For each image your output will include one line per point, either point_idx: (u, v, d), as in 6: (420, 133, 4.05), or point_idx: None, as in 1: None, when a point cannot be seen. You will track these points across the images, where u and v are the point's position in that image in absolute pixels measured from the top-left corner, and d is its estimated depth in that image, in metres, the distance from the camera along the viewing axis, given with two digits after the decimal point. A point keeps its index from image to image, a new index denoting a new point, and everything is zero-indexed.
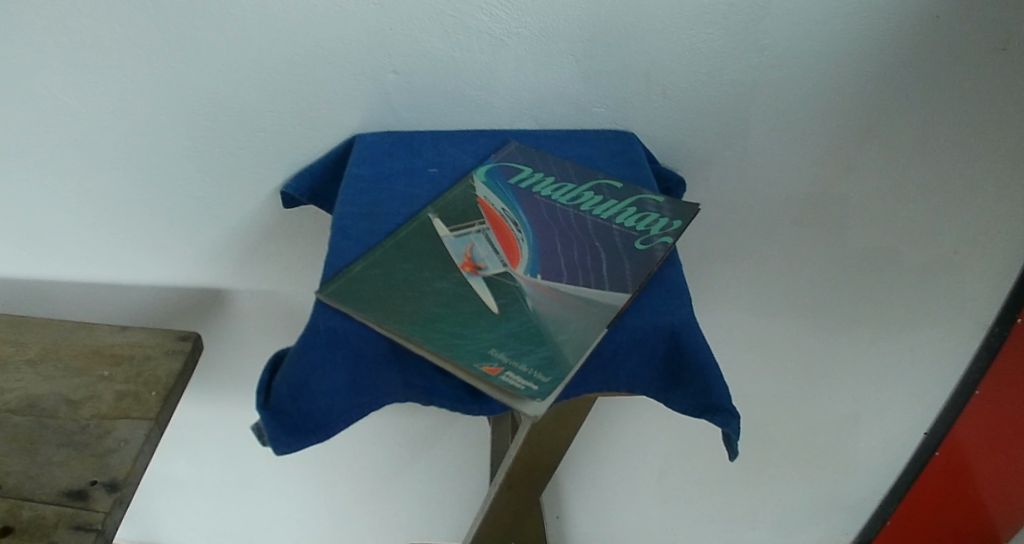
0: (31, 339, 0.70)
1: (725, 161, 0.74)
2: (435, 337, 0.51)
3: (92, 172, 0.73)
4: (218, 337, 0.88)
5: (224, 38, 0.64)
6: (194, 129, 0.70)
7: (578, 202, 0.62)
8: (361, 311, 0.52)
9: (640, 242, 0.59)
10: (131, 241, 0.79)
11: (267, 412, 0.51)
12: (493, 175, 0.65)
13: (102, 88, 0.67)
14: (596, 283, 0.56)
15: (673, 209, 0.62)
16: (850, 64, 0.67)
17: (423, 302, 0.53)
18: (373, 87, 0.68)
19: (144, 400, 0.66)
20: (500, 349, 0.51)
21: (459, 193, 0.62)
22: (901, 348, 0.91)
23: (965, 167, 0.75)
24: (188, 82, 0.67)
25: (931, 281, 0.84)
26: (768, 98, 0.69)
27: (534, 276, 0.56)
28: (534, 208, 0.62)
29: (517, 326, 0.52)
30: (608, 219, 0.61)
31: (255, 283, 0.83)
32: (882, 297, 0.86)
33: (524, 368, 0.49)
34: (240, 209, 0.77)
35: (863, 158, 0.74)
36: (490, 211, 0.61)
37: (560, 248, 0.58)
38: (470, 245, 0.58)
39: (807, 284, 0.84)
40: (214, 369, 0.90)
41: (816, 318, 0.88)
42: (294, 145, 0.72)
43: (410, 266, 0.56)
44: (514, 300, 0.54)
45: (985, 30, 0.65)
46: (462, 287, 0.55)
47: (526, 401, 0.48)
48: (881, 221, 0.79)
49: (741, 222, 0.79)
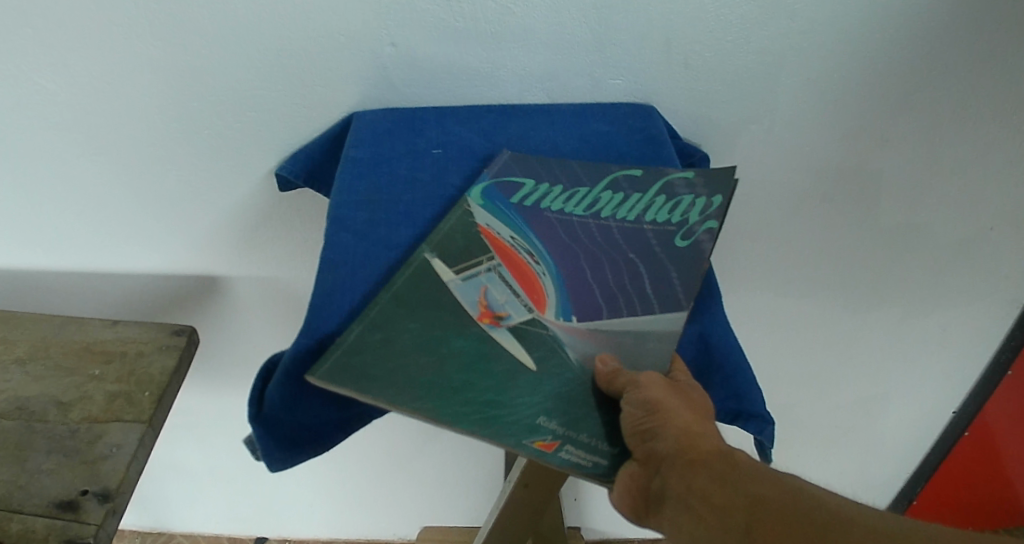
0: (21, 336, 0.68)
1: (751, 135, 0.71)
2: (473, 415, 0.44)
3: (76, 159, 0.68)
4: (223, 322, 0.85)
5: (205, 12, 0.59)
6: (178, 110, 0.65)
7: (598, 210, 0.55)
8: (375, 393, 0.44)
9: (682, 237, 0.54)
10: (116, 228, 0.75)
11: (260, 423, 0.48)
12: (490, 196, 0.56)
13: (76, 72, 0.61)
14: (644, 309, 0.50)
15: (708, 183, 0.57)
16: (881, 31, 0.64)
17: (442, 367, 0.46)
18: (369, 61, 0.63)
19: (137, 401, 0.64)
20: (551, 417, 0.45)
21: (455, 222, 0.54)
22: (931, 325, 0.91)
23: (1004, 139, 0.73)
24: (167, 59, 0.61)
25: (965, 258, 0.84)
26: (796, 68, 0.66)
27: (569, 319, 0.50)
28: (548, 228, 0.54)
29: (562, 384, 0.47)
30: (639, 221, 0.55)
31: (256, 266, 0.79)
32: (913, 276, 0.86)
33: (584, 440, 0.45)
34: (233, 191, 0.72)
35: (899, 132, 0.72)
36: (497, 243, 0.53)
37: (592, 275, 0.52)
38: (482, 289, 0.50)
39: (833, 261, 0.84)
40: (218, 354, 0.88)
41: (845, 296, 0.87)
42: (289, 125, 0.66)
43: (413, 324, 0.48)
44: (552, 353, 0.48)
45: None
46: (486, 343, 0.47)
47: (592, 478, 0.44)
48: (909, 194, 0.77)
49: (766, 201, 0.78)
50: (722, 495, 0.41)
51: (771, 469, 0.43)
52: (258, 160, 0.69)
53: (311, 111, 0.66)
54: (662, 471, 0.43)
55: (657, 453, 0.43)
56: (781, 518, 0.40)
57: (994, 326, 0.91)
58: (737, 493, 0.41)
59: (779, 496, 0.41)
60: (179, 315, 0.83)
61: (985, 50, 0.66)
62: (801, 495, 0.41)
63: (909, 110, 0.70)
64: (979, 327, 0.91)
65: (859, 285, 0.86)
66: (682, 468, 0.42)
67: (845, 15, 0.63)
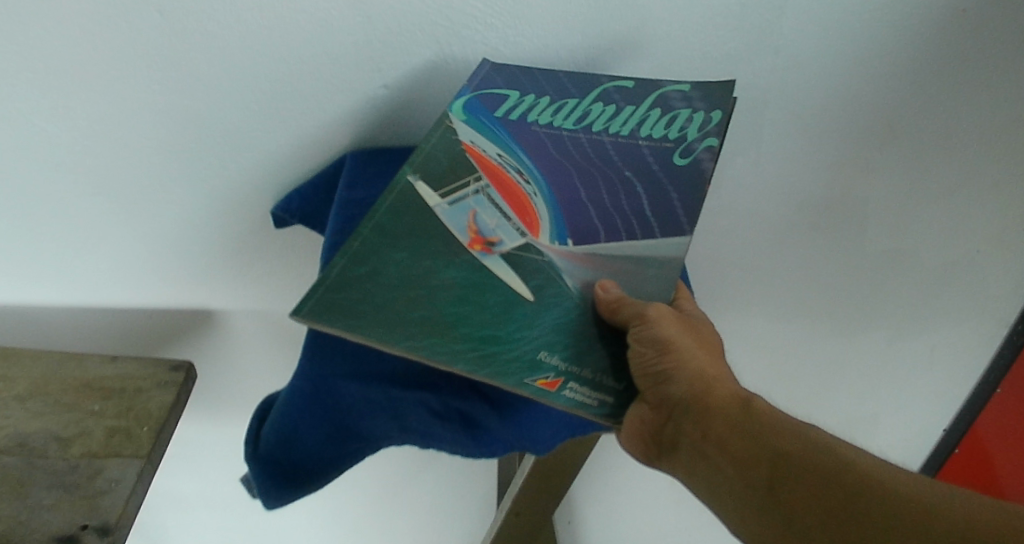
0: (19, 373, 0.69)
1: (737, 167, 0.74)
2: (474, 354, 0.49)
3: (81, 201, 0.69)
4: (230, 340, 0.88)
5: (205, 60, 0.60)
6: (182, 151, 0.67)
7: (589, 123, 0.59)
8: (368, 333, 0.48)
9: (680, 155, 0.57)
10: (121, 262, 0.76)
11: (257, 459, 0.61)
12: (473, 110, 0.59)
13: (76, 119, 0.62)
14: (645, 233, 0.55)
15: (704, 96, 0.59)
16: (864, 72, 0.66)
17: (436, 301, 0.50)
18: (368, 91, 0.64)
19: (136, 437, 0.66)
20: (551, 352, 0.50)
21: (440, 141, 0.57)
22: (918, 347, 0.91)
23: (989, 166, 0.73)
24: (170, 103, 0.62)
25: (948, 281, 0.84)
26: (780, 104, 0.69)
27: (566, 243, 0.54)
28: (536, 143, 0.58)
29: (560, 315, 0.51)
30: (634, 136, 0.58)
31: (262, 285, 0.82)
32: (896, 296, 0.87)
33: (585, 375, 0.49)
34: (238, 221, 0.74)
35: (883, 159, 0.73)
36: (485, 164, 0.57)
37: (586, 195, 0.56)
38: (471, 213, 0.54)
39: (818, 283, 0.87)
40: (225, 371, 0.91)
41: (830, 315, 0.91)
42: (292, 156, 0.69)
43: (400, 253, 0.52)
44: (548, 281, 0.52)
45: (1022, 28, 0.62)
46: (479, 271, 0.52)
47: (596, 415, 0.49)
48: (893, 219, 0.78)
49: (751, 227, 0.81)
50: (727, 439, 0.49)
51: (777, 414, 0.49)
52: (257, 184, 0.71)
53: (309, 137, 0.68)
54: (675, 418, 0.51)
55: (669, 393, 0.50)
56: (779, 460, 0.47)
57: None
58: (742, 437, 0.49)
59: (779, 440, 0.48)
60: (186, 339, 0.86)
61: (973, 82, 0.66)
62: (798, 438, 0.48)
63: (892, 144, 0.72)
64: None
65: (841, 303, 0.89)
66: (690, 409, 0.51)
67: (829, 55, 0.64)
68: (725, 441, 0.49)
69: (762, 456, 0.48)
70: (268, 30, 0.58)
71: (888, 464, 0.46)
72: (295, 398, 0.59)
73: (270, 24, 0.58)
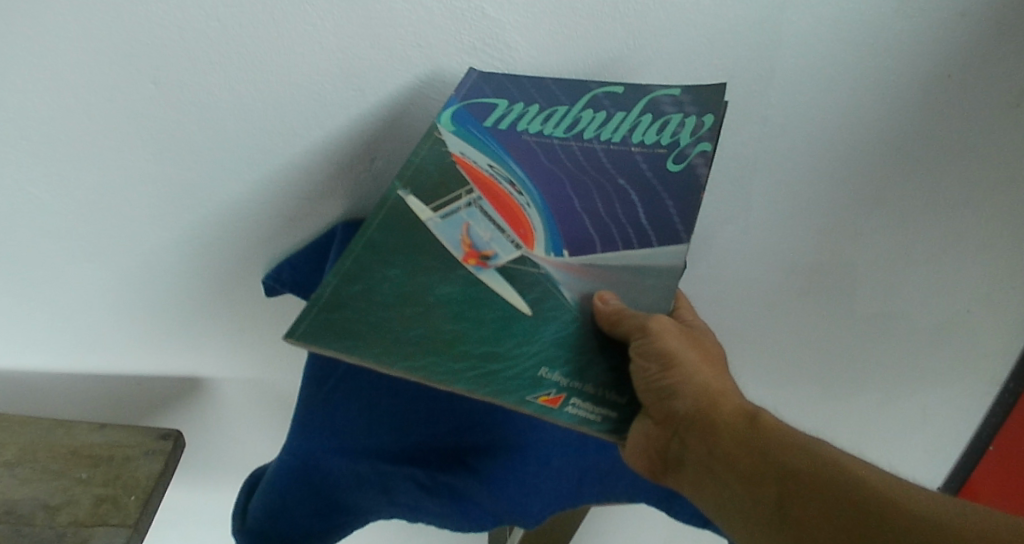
0: (11, 438, 0.70)
1: (728, 235, 0.76)
2: (472, 371, 0.48)
3: (87, 270, 0.71)
4: (234, 403, 0.88)
5: (216, 129, 0.62)
6: (188, 220, 0.68)
7: (580, 131, 0.59)
8: (363, 355, 0.48)
9: (674, 160, 0.57)
10: (123, 329, 0.77)
11: (244, 532, 0.62)
12: (462, 121, 0.59)
13: (88, 188, 0.64)
14: (641, 241, 0.54)
15: (695, 100, 0.59)
16: (848, 141, 0.69)
17: (431, 318, 0.51)
18: (365, 153, 0.66)
19: (123, 505, 0.66)
20: (552, 368, 0.49)
21: (430, 152, 0.58)
22: (916, 406, 0.98)
23: (972, 222, 0.76)
24: (179, 171, 0.64)
25: (947, 334, 0.88)
26: (769, 173, 0.71)
27: (560, 254, 0.54)
28: (527, 152, 0.58)
29: (560, 328, 0.51)
30: (626, 143, 0.58)
31: (265, 351, 0.82)
32: (887, 355, 0.91)
33: (588, 392, 0.49)
34: (241, 287, 0.75)
35: (871, 224, 0.76)
36: (476, 175, 0.57)
37: (579, 203, 0.56)
38: (465, 226, 0.55)
39: (812, 343, 0.90)
40: (230, 429, 0.91)
41: (822, 371, 0.93)
42: (296, 222, 0.70)
43: (394, 270, 0.53)
44: (546, 294, 0.52)
45: (997, 94, 0.65)
46: (473, 284, 0.52)
47: (599, 431, 0.48)
48: (883, 277, 0.81)
49: (744, 294, 0.83)
50: (739, 459, 0.49)
51: (788, 431, 0.50)
52: (258, 251, 0.72)
53: (311, 202, 0.69)
54: (682, 436, 0.51)
55: (674, 410, 0.50)
56: (796, 481, 0.48)
57: (978, 391, 0.96)
58: (755, 457, 0.49)
59: (793, 461, 0.48)
60: (187, 404, 0.87)
61: (954, 144, 0.69)
62: (812, 457, 0.48)
63: (881, 207, 0.74)
64: (961, 388, 0.96)
65: (831, 355, 0.91)
66: (697, 424, 0.51)
67: (815, 125, 0.67)
68: (731, 458, 0.50)
69: (779, 479, 0.48)
70: (263, 100, 0.61)
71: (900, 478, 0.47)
72: (285, 472, 0.63)
73: (266, 95, 0.60)
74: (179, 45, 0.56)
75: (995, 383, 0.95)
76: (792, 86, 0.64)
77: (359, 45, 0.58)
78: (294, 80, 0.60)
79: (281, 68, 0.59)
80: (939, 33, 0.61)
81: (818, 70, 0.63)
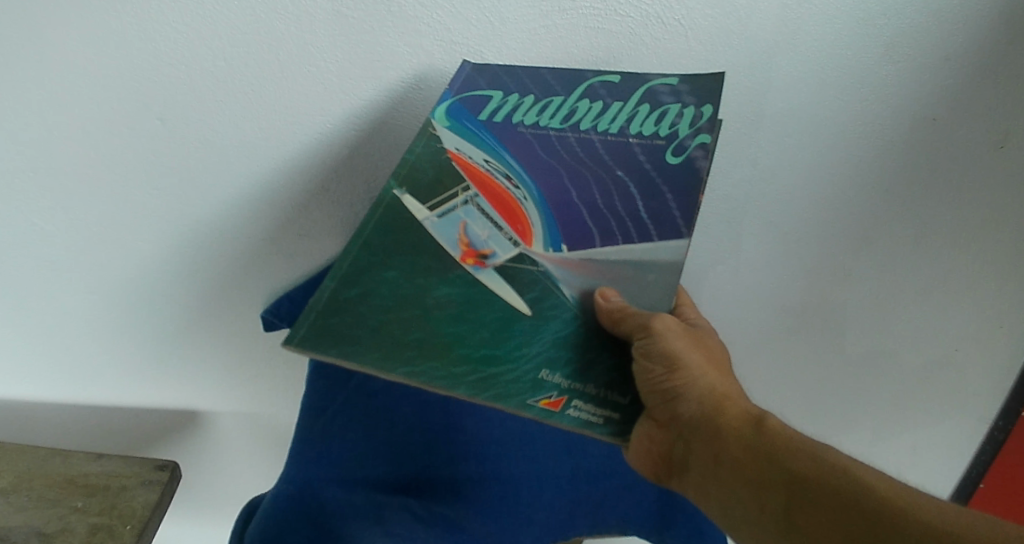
0: (5, 466, 0.74)
1: (720, 274, 0.78)
2: (473, 376, 0.49)
3: (84, 304, 0.71)
4: (225, 438, 0.88)
5: (220, 166, 0.63)
6: (187, 254, 0.69)
7: (576, 121, 0.57)
8: (363, 360, 0.49)
9: (672, 152, 0.55)
10: (117, 362, 0.77)
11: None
12: (456, 115, 0.58)
13: (92, 221, 0.65)
14: (642, 235, 0.53)
15: (693, 91, 0.57)
16: (837, 182, 0.70)
17: (432, 320, 0.51)
18: (363, 192, 0.67)
19: (118, 533, 0.70)
20: (554, 370, 0.49)
21: (425, 148, 0.57)
22: (906, 444, 0.98)
23: (960, 261, 0.77)
24: (181, 207, 0.66)
25: (936, 373, 0.89)
26: (760, 213, 0.72)
27: (559, 249, 0.53)
28: (522, 145, 0.57)
29: (561, 328, 0.51)
30: (624, 134, 0.57)
31: (258, 386, 0.82)
32: (878, 395, 0.92)
33: (591, 394, 0.49)
34: (236, 322, 0.75)
35: (861, 263, 0.77)
36: (472, 171, 0.56)
37: (577, 196, 0.55)
38: (462, 224, 0.54)
39: (802, 381, 0.90)
40: (221, 464, 0.91)
41: (813, 410, 0.94)
42: (294, 261, 0.71)
43: (392, 271, 0.53)
44: (545, 292, 0.52)
45: (980, 136, 0.67)
46: (472, 286, 0.52)
47: (601, 435, 0.48)
48: (873, 316, 0.82)
49: (736, 334, 0.84)
50: (749, 462, 0.51)
51: (798, 436, 0.51)
52: (257, 286, 0.73)
53: (307, 240, 0.70)
54: (688, 438, 0.52)
55: (678, 413, 0.52)
56: (807, 484, 0.49)
57: (968, 428, 0.95)
58: (763, 461, 0.50)
59: (802, 465, 0.49)
60: (178, 440, 0.87)
61: (940, 184, 0.71)
62: (821, 459, 0.49)
63: (871, 246, 0.76)
64: (950, 427, 0.95)
65: (822, 394, 0.92)
66: (703, 427, 0.52)
67: (804, 167, 0.69)
68: (737, 461, 0.51)
69: (791, 481, 0.49)
70: (266, 136, 0.62)
71: (906, 485, 0.48)
72: (281, 500, 0.60)
73: (269, 133, 0.62)
74: (185, 83, 0.58)
75: (984, 421, 0.94)
76: (782, 127, 0.66)
77: (362, 86, 0.60)
78: (297, 118, 0.61)
79: (286, 107, 0.60)
80: (924, 75, 0.63)
81: (810, 112, 0.65)
